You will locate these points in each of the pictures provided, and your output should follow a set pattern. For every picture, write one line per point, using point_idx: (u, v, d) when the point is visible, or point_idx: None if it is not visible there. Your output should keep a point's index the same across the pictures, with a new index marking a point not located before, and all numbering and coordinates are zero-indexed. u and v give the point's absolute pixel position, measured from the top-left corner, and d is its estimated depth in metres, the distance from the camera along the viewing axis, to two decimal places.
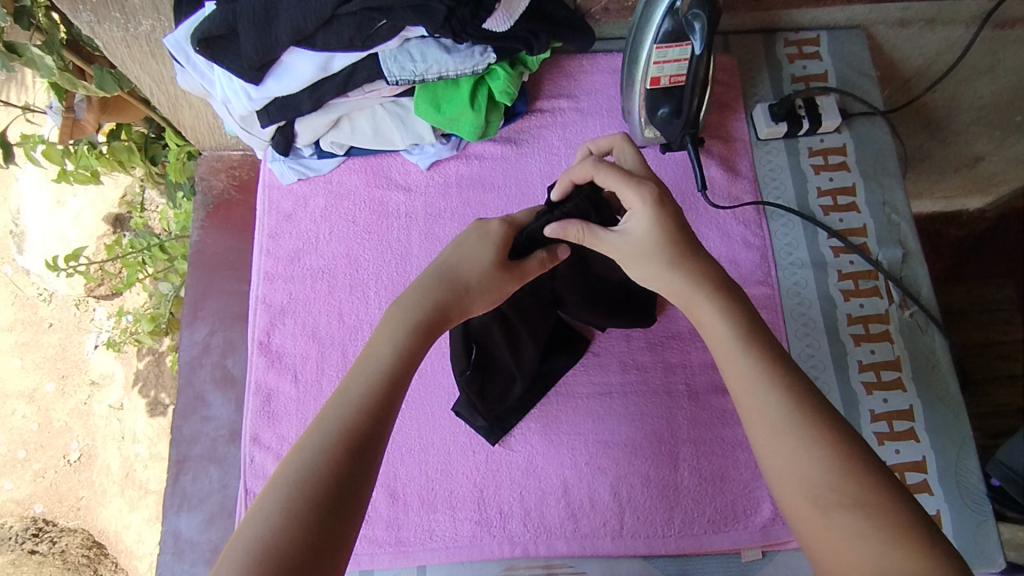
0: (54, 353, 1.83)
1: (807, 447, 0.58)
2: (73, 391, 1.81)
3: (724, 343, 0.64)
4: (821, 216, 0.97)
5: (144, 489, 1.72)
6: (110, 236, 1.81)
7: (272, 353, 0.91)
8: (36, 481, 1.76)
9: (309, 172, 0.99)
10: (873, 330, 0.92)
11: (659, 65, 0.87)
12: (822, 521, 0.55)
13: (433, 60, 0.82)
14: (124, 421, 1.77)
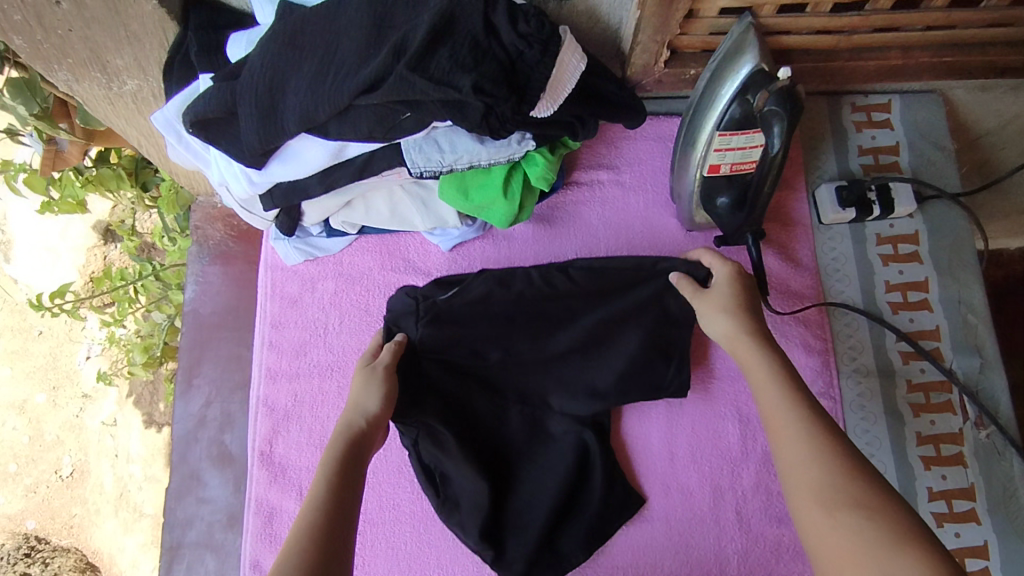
0: (44, 363, 1.73)
1: (809, 425, 0.59)
2: (65, 403, 1.71)
3: (738, 340, 0.69)
4: (888, 315, 0.87)
5: (140, 512, 1.62)
6: (100, 247, 1.71)
7: (276, 466, 0.82)
8: (29, 497, 1.68)
9: (318, 252, 0.88)
10: (945, 452, 0.83)
11: (719, 153, 0.75)
12: (826, 483, 0.54)
13: (463, 150, 0.72)
14: (117, 438, 1.67)
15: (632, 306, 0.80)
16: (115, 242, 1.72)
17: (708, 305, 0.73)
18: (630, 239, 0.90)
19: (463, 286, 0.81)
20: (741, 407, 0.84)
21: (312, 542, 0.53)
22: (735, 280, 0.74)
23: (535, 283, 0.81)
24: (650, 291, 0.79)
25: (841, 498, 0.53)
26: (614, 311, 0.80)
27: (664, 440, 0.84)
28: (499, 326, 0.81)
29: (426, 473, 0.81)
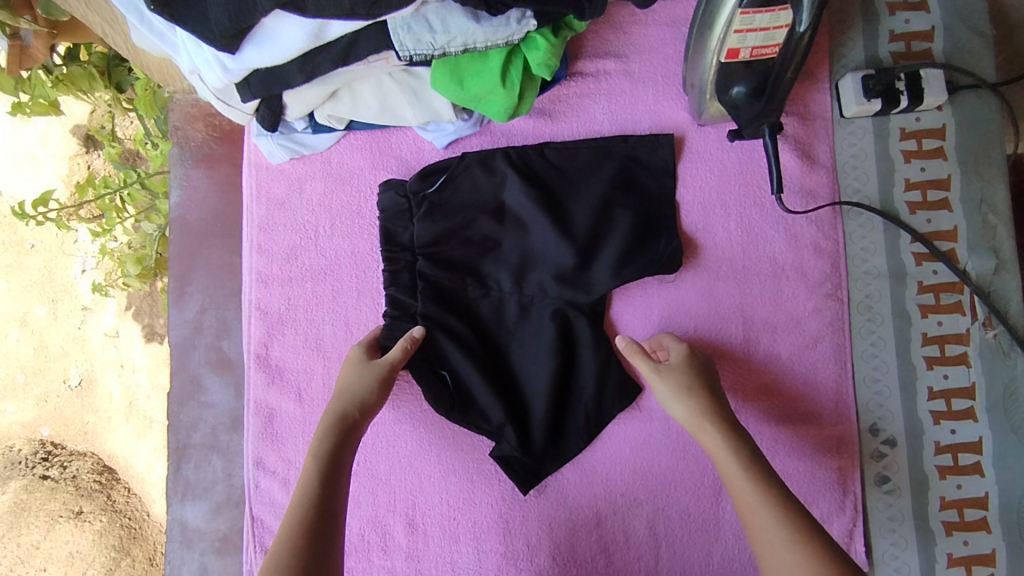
0: (40, 277, 1.71)
1: (764, 494, 0.65)
2: (66, 315, 1.70)
3: (699, 425, 0.72)
4: (905, 215, 0.83)
5: (150, 420, 1.66)
6: (83, 155, 1.64)
7: (272, 368, 0.81)
8: (40, 405, 1.70)
9: (303, 150, 0.83)
10: (950, 353, 0.82)
11: (739, 34, 0.68)
12: (781, 552, 0.61)
13: (456, 31, 0.65)
14: (121, 348, 1.68)
15: (614, 183, 0.80)
16: (98, 150, 1.64)
17: (663, 385, 0.75)
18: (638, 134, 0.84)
19: (449, 173, 0.80)
20: (746, 309, 0.82)
21: (298, 545, 0.62)
22: (692, 362, 0.75)
23: (514, 161, 0.81)
24: (618, 164, 0.81)
25: (794, 569, 0.60)
26: (599, 189, 0.80)
27: (667, 341, 0.82)
28: (486, 209, 0.80)
29: (427, 373, 0.78)
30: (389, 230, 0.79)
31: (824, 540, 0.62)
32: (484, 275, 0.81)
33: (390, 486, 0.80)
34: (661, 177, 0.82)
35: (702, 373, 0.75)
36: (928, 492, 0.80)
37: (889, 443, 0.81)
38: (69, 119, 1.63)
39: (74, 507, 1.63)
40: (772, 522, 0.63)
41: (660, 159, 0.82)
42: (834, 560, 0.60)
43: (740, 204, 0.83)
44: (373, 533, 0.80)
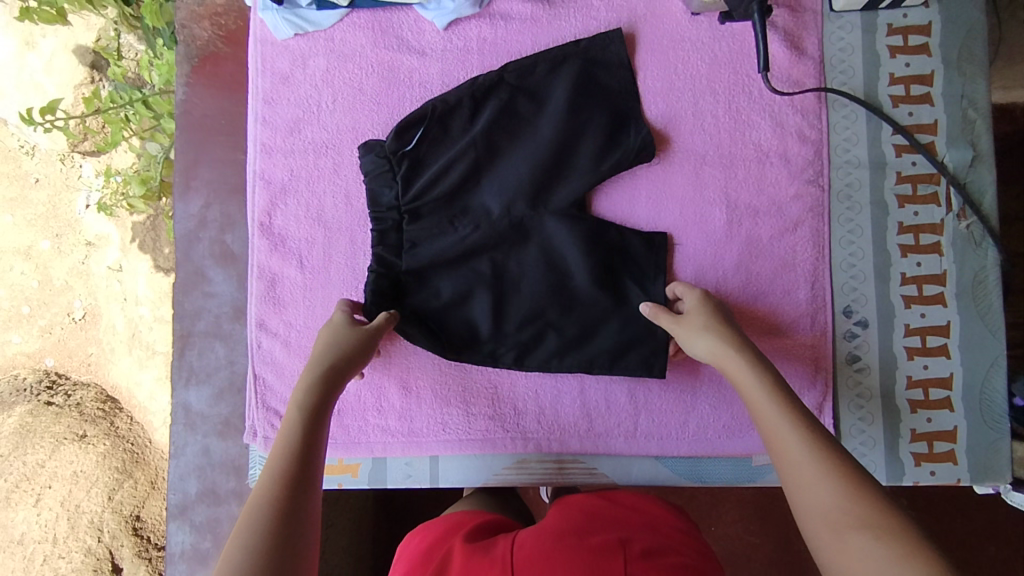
0: (44, 211, 1.75)
1: (790, 420, 0.63)
2: (70, 250, 1.73)
3: (724, 353, 0.71)
4: (888, 108, 0.86)
5: (153, 350, 1.67)
6: (89, 84, 1.64)
7: (275, 236, 0.84)
8: (44, 336, 1.75)
9: (307, 26, 0.85)
10: (923, 241, 0.85)
11: None
12: (806, 476, 0.59)
13: None
14: (125, 283, 1.70)
15: (575, 90, 0.83)
16: (105, 78, 1.64)
17: (684, 328, 0.75)
18: (632, 21, 0.86)
19: (424, 124, 0.83)
20: (730, 193, 0.85)
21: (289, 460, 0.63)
22: (711, 307, 0.76)
23: (480, 93, 0.84)
24: (576, 67, 0.84)
25: (823, 493, 0.57)
26: (564, 99, 0.83)
27: (652, 222, 0.85)
28: (464, 155, 0.84)
29: (423, 317, 0.83)
30: (373, 191, 0.83)
31: (850, 464, 0.58)
32: (468, 213, 0.85)
33: (386, 351, 0.84)
34: (620, 74, 0.84)
35: (725, 321, 0.75)
36: (896, 371, 0.84)
37: (861, 324, 0.85)
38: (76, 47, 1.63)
39: (79, 431, 1.66)
40: (799, 449, 0.60)
41: (611, 54, 0.84)
42: (860, 483, 0.56)
43: (729, 91, 0.86)
44: (368, 395, 0.84)
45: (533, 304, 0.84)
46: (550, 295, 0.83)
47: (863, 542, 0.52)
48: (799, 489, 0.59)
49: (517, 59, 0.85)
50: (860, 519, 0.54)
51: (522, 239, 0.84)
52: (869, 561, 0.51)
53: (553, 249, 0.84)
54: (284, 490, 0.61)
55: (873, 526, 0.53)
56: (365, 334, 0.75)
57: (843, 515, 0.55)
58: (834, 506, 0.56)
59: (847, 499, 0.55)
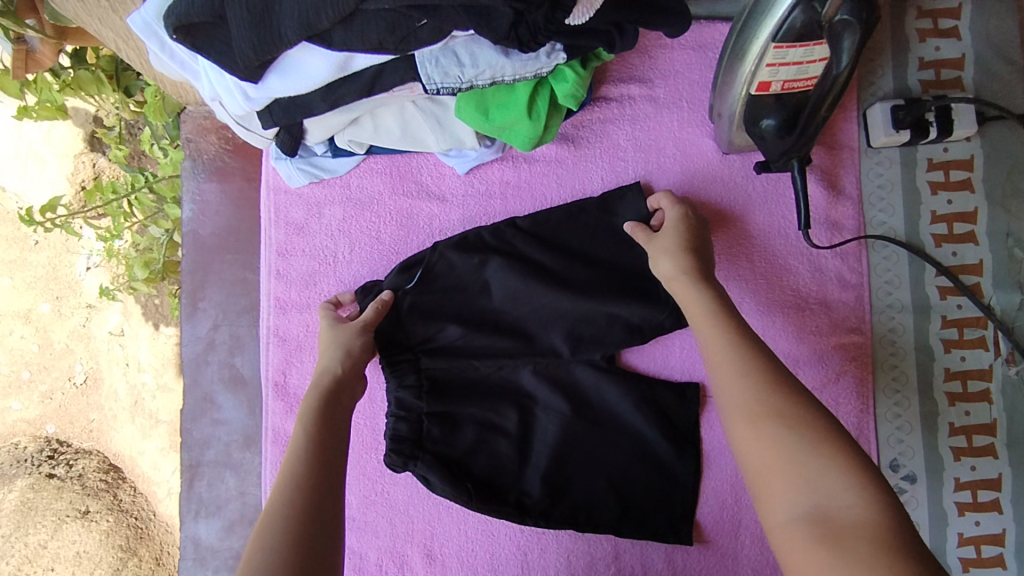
0: (44, 273, 1.52)
1: (723, 325, 0.64)
2: (71, 312, 1.52)
3: (674, 276, 0.70)
4: (930, 248, 0.82)
5: (156, 419, 1.48)
6: (89, 154, 1.51)
7: (290, 396, 0.81)
8: (45, 403, 1.52)
9: (322, 174, 0.82)
10: (972, 389, 0.81)
11: (771, 68, 0.66)
12: (732, 361, 0.61)
13: (486, 65, 0.64)
14: (127, 347, 1.50)
15: (594, 225, 0.80)
16: (105, 148, 1.51)
17: (655, 247, 0.73)
18: (661, 163, 0.83)
19: (425, 264, 0.79)
20: (768, 342, 0.81)
21: (304, 478, 0.61)
22: (681, 220, 0.74)
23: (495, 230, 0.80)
24: (596, 202, 0.80)
25: (741, 397, 0.58)
26: (583, 235, 0.80)
27: (687, 373, 0.81)
28: (479, 291, 0.79)
29: (443, 471, 0.77)
30: (383, 334, 0.78)
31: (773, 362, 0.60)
32: (489, 355, 0.79)
33: (409, 517, 0.81)
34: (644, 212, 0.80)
35: (691, 234, 0.73)
36: (946, 528, 0.80)
37: (908, 479, 0.81)
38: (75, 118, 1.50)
39: (82, 506, 1.47)
40: (732, 357, 0.61)
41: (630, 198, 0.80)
42: (779, 382, 0.58)
43: (764, 233, 0.82)
44: (391, 564, 0.81)
45: (561, 458, 0.79)
46: (577, 450, 0.79)
47: (776, 431, 0.55)
48: (725, 389, 0.60)
49: (534, 212, 0.81)
50: (774, 411, 0.56)
51: (547, 383, 0.80)
52: (780, 452, 0.54)
53: (579, 398, 0.80)
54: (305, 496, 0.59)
55: (792, 422, 0.55)
56: (359, 332, 0.74)
57: (764, 405, 0.57)
58: (754, 402, 0.57)
59: (768, 397, 0.57)
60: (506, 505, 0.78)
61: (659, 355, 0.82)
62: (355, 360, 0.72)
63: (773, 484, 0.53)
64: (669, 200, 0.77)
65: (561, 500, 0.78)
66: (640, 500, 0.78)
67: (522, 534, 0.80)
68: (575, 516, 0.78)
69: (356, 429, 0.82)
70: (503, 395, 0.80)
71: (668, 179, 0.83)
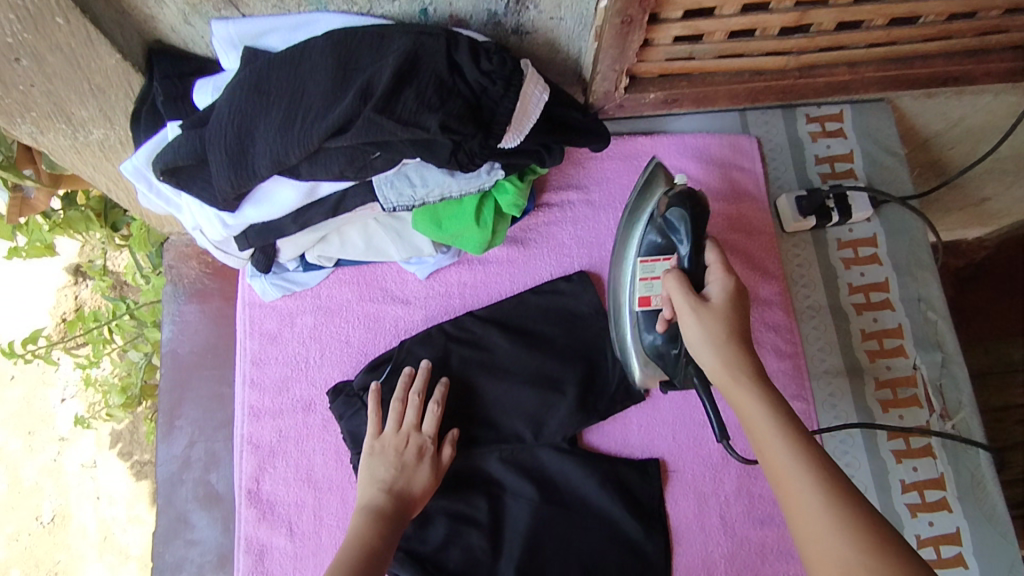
0: (18, 407, 1.53)
1: (785, 433, 0.56)
2: (43, 446, 1.50)
3: (733, 379, 0.61)
4: (852, 316, 0.91)
5: (126, 554, 1.43)
6: (72, 287, 1.58)
7: (263, 503, 0.82)
8: (9, 545, 1.47)
9: (294, 287, 0.89)
10: (915, 445, 0.86)
11: (646, 282, 0.75)
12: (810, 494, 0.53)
13: (434, 184, 0.74)
14: (98, 479, 1.48)
15: (545, 316, 0.88)
16: (88, 281, 1.58)
17: (703, 316, 0.64)
18: (602, 257, 0.92)
19: (392, 362, 0.84)
20: (720, 414, 0.86)
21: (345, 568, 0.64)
22: (733, 297, 0.66)
23: (456, 328, 0.87)
24: (548, 298, 0.89)
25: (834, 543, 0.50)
26: (536, 327, 0.88)
27: (648, 450, 0.85)
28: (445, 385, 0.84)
29: (416, 564, 0.78)
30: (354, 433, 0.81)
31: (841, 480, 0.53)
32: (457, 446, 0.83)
33: None
34: (590, 302, 0.89)
35: (736, 317, 0.65)
36: None
37: None
38: (61, 255, 1.59)
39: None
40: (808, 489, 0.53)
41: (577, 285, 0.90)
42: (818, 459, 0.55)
43: None
44: None
45: (531, 543, 0.80)
46: (547, 536, 0.81)
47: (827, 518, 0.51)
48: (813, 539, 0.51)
49: (486, 305, 0.89)
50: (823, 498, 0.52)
51: (513, 471, 0.83)
52: None
53: (545, 483, 0.83)
54: None
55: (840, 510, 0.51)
56: (427, 444, 0.76)
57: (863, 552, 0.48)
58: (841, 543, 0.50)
59: (866, 553, 0.48)
60: None
61: (620, 433, 0.86)
62: (428, 481, 0.75)
63: None
64: (719, 270, 0.68)
65: None
66: None
67: None
68: None
69: (328, 530, 0.81)
70: (472, 484, 0.82)
71: (611, 270, 0.92)
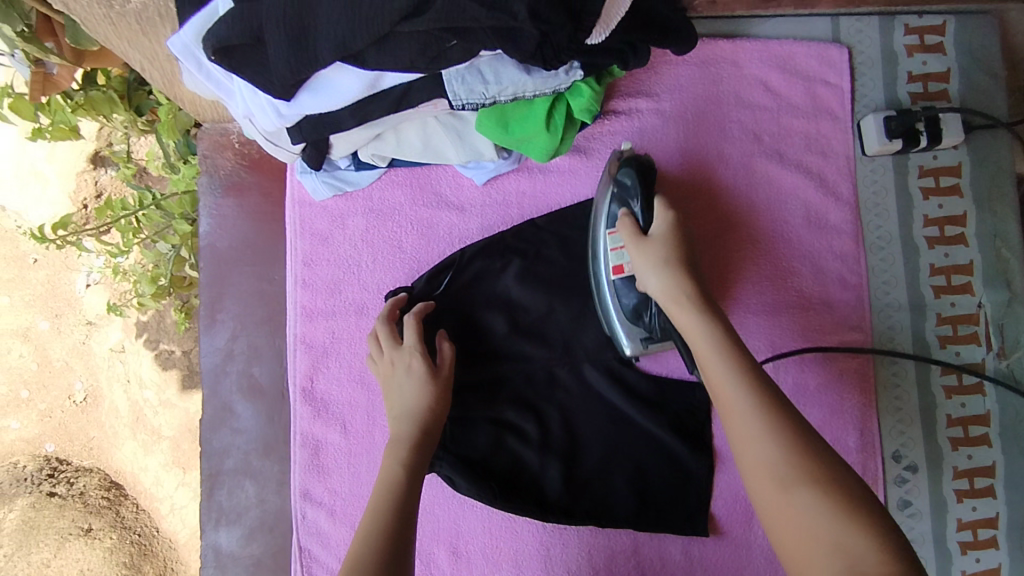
0: (41, 291, 1.45)
1: (736, 370, 0.61)
2: (70, 330, 1.44)
3: (675, 301, 0.69)
4: (922, 249, 0.87)
5: (159, 435, 1.41)
6: (91, 172, 1.43)
7: (317, 401, 0.84)
8: (43, 421, 1.45)
9: (345, 186, 0.86)
10: (966, 382, 0.84)
11: (617, 250, 0.76)
12: (753, 434, 0.57)
13: (509, 82, 0.68)
14: (128, 363, 1.43)
15: None
16: (107, 166, 1.44)
17: (639, 255, 0.72)
18: (667, 173, 0.87)
19: (450, 269, 0.83)
20: (775, 340, 0.85)
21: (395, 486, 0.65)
22: (676, 284, 0.69)
23: (514, 244, 0.84)
24: None
25: (751, 428, 0.58)
26: None
27: None
28: (501, 298, 0.83)
29: (467, 469, 0.80)
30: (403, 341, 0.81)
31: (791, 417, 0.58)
32: (510, 358, 0.83)
33: (434, 516, 0.84)
34: None
35: (681, 246, 0.72)
36: (946, 515, 0.83)
37: (911, 469, 0.85)
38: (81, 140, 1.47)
39: (84, 525, 1.40)
40: (770, 447, 0.56)
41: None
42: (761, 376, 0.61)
43: (768, 238, 0.86)
44: (417, 562, 0.83)
45: (579, 454, 0.82)
46: (592, 450, 0.82)
47: (753, 423, 0.58)
48: (749, 456, 0.57)
49: (547, 215, 0.85)
50: (762, 407, 0.58)
51: (565, 388, 0.83)
52: (806, 515, 0.52)
53: (594, 400, 0.83)
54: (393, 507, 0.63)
55: (767, 413, 0.58)
56: (414, 350, 0.75)
57: (791, 472, 0.54)
58: (778, 461, 0.55)
59: (786, 449, 0.56)
60: (525, 500, 0.81)
61: None
62: (427, 379, 0.73)
63: (791, 514, 0.53)
64: (662, 208, 0.74)
65: (578, 495, 0.81)
66: (657, 496, 0.81)
67: (545, 530, 0.83)
68: (595, 511, 0.81)
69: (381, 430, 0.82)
70: (522, 395, 0.83)
71: (678, 186, 0.87)
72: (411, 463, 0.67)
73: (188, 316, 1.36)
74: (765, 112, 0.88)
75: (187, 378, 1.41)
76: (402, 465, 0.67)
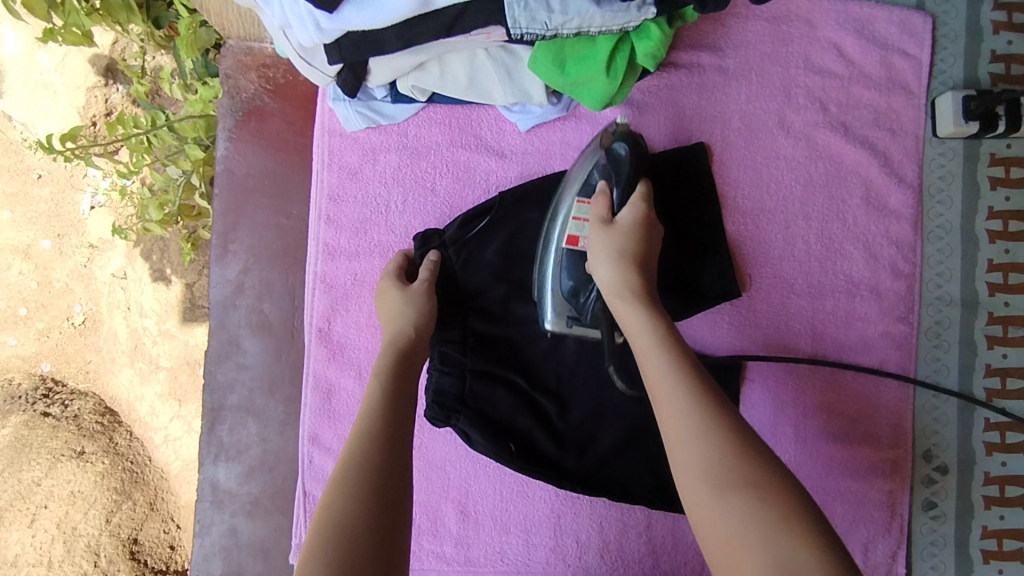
0: (45, 209, 1.40)
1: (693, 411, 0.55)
2: (72, 251, 1.39)
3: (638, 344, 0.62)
4: (983, 244, 0.82)
5: (156, 364, 1.37)
6: (101, 88, 1.35)
7: (334, 343, 0.81)
8: (41, 340, 1.41)
9: (381, 119, 0.81)
10: (1011, 385, 0.81)
11: (579, 222, 0.72)
12: (710, 507, 0.51)
13: (575, 13, 0.61)
14: (129, 290, 1.38)
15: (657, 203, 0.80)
16: (120, 82, 1.36)
17: (602, 244, 0.68)
18: (724, 135, 0.81)
19: (487, 218, 0.78)
20: (817, 325, 0.81)
21: (392, 399, 0.62)
22: (641, 229, 0.69)
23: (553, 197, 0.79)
24: (668, 180, 0.80)
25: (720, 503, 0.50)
26: None
27: (734, 350, 0.81)
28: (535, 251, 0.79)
29: (486, 430, 0.76)
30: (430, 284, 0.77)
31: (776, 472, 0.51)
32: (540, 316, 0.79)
33: (445, 473, 0.81)
34: (707, 186, 0.81)
35: (643, 243, 0.68)
36: (971, 520, 0.81)
37: (940, 469, 0.82)
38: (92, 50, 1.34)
39: (77, 447, 1.37)
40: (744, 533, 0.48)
41: (693, 161, 0.81)
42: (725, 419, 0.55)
43: (823, 216, 0.81)
44: (424, 518, 0.81)
45: (602, 424, 0.78)
46: (614, 425, 0.78)
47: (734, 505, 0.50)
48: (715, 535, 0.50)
49: None
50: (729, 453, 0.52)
51: (594, 355, 0.79)
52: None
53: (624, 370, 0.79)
54: (389, 420, 0.61)
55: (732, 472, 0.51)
56: (392, 273, 0.75)
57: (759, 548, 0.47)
58: (743, 526, 0.49)
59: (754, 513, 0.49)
60: (541, 468, 0.77)
61: (712, 331, 0.81)
62: (401, 302, 0.71)
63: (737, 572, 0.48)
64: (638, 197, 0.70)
65: (596, 467, 0.78)
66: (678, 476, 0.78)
67: (557, 498, 0.80)
68: (612, 484, 0.78)
69: None
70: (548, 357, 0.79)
71: (732, 152, 0.82)
72: (395, 375, 0.65)
73: (193, 247, 1.29)
74: (835, 80, 0.82)
75: (188, 311, 1.36)
76: (386, 376, 0.65)
